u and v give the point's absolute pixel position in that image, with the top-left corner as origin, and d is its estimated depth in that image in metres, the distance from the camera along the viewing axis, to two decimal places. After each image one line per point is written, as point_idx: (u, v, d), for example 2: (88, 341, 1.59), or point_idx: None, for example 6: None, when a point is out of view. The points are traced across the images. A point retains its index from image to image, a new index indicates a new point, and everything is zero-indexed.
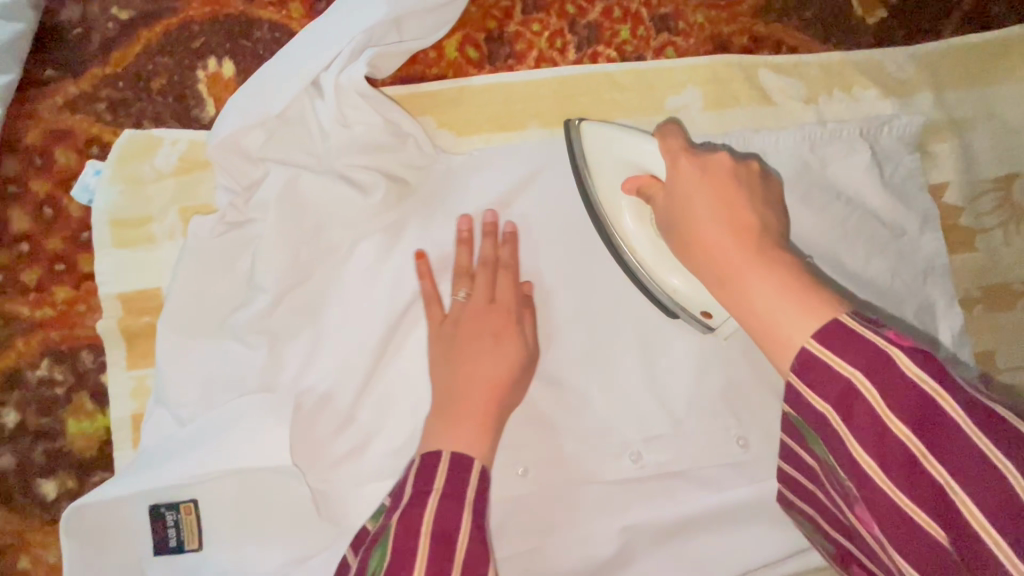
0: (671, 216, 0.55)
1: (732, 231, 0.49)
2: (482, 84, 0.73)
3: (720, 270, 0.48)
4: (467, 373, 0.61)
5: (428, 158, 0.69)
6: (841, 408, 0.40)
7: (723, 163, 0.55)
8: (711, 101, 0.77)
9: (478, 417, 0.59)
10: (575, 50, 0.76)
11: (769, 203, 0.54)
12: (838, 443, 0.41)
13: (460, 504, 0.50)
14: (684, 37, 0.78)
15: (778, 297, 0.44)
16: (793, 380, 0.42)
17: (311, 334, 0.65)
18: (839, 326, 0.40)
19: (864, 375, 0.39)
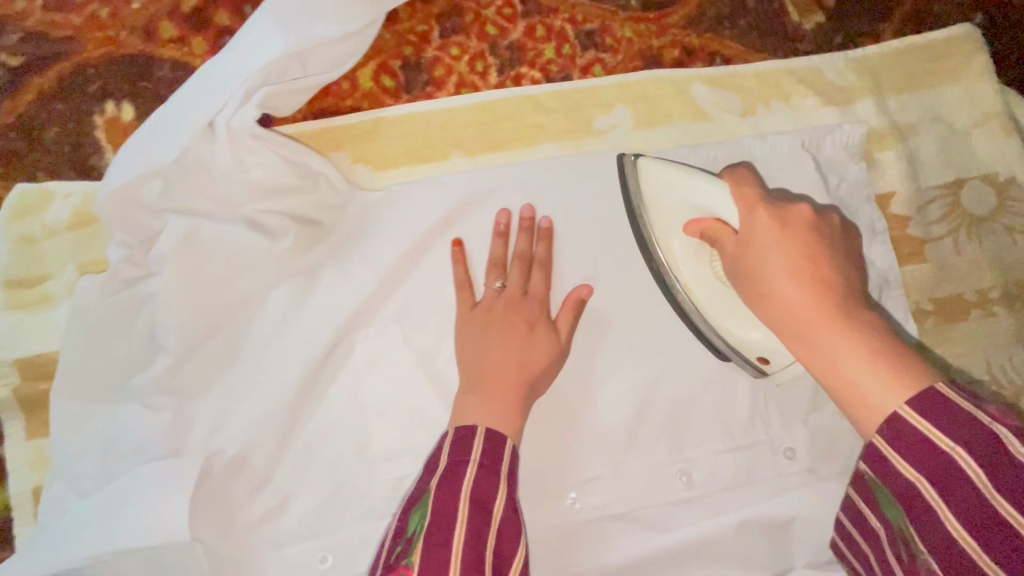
0: (742, 271, 0.58)
1: (813, 293, 0.53)
2: (399, 115, 0.70)
3: (809, 334, 0.53)
4: (503, 355, 0.61)
5: (341, 197, 0.66)
6: (939, 479, 0.45)
7: (806, 216, 0.59)
8: (643, 120, 0.73)
9: (509, 393, 0.59)
10: (497, 73, 0.73)
11: (840, 258, 0.58)
12: (927, 508, 0.46)
13: (496, 477, 0.52)
14: (612, 53, 0.75)
15: (873, 363, 0.49)
16: (884, 445, 0.48)
17: (220, 392, 0.61)
18: (935, 396, 0.46)
19: (964, 448, 0.44)
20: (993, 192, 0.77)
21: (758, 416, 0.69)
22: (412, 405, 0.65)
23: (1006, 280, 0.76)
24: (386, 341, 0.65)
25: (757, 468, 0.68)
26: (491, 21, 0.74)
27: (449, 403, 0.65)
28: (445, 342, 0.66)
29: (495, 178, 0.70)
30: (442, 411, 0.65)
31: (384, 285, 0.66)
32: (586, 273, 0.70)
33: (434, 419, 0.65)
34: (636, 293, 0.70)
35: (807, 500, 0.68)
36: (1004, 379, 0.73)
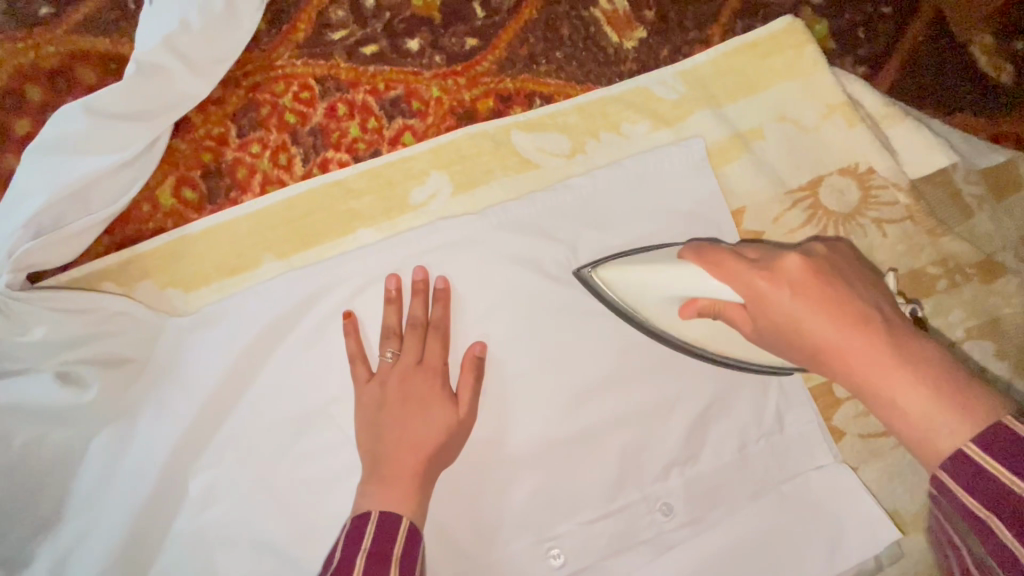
0: (774, 337, 0.55)
1: (857, 337, 0.50)
2: (204, 229, 0.67)
3: (862, 377, 0.50)
4: (399, 433, 0.59)
5: (148, 329, 0.63)
6: (985, 498, 0.40)
7: (797, 266, 0.54)
8: (461, 183, 0.70)
9: (406, 475, 0.57)
10: (303, 162, 0.70)
11: (866, 283, 0.55)
12: (994, 538, 0.40)
13: (390, 562, 0.48)
14: (421, 118, 0.71)
15: (934, 397, 0.46)
16: (947, 481, 0.43)
17: (50, 555, 0.60)
18: (1000, 429, 0.42)
19: (997, 463, 0.40)
20: (854, 186, 0.71)
21: (625, 476, 0.65)
22: (255, 533, 0.62)
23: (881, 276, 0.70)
24: (220, 470, 0.63)
25: (634, 531, 0.64)
26: (289, 108, 0.71)
27: (292, 523, 0.62)
28: (283, 461, 0.64)
29: (310, 276, 0.66)
30: (287, 532, 0.62)
31: (210, 413, 0.64)
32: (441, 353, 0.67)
33: (279, 543, 0.62)
34: None
35: (686, 557, 0.64)
36: None
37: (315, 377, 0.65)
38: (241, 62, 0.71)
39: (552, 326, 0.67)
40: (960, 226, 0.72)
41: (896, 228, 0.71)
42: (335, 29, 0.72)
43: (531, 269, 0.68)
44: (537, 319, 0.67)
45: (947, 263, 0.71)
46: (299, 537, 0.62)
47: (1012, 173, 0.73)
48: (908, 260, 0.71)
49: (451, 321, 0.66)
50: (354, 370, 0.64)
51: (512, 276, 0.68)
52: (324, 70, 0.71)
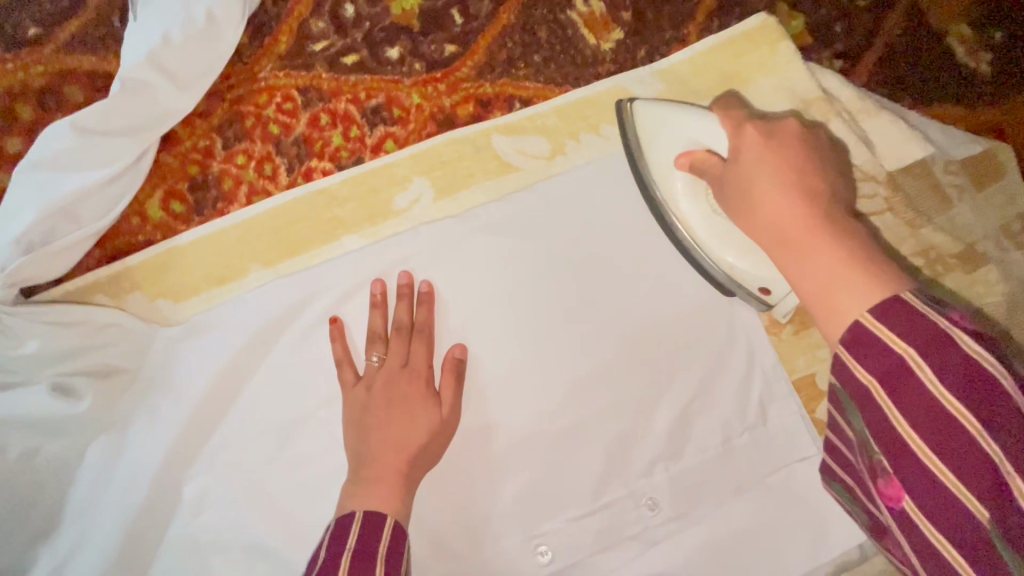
0: (728, 189, 0.54)
1: (795, 201, 0.48)
2: (192, 240, 0.68)
3: (784, 231, 0.47)
4: (384, 436, 0.60)
5: (140, 341, 0.65)
6: (887, 381, 0.40)
7: (796, 132, 0.54)
8: (442, 188, 0.71)
9: (391, 478, 0.58)
10: (287, 172, 0.71)
11: (834, 172, 0.52)
12: (877, 413, 0.41)
13: (373, 560, 0.49)
14: (402, 125, 0.73)
15: (846, 264, 0.43)
16: (841, 351, 0.42)
17: (50, 563, 0.61)
18: (899, 302, 0.39)
19: (920, 353, 0.38)
20: None
21: (611, 473, 0.66)
22: (247, 537, 0.63)
23: None
24: (211, 477, 0.64)
25: (621, 526, 0.65)
26: (273, 120, 0.72)
27: (283, 527, 0.64)
28: (274, 467, 0.65)
29: (296, 284, 0.68)
30: (278, 537, 0.64)
31: (201, 421, 0.65)
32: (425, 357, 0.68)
33: (271, 547, 0.63)
34: None
35: (672, 550, 0.65)
36: None
37: (303, 384, 0.67)
38: (225, 75, 0.72)
39: (536, 327, 0.68)
40: (941, 217, 0.72)
41: (877, 221, 0.71)
42: (316, 40, 0.73)
43: (514, 272, 0.69)
44: (521, 320, 0.68)
45: (928, 254, 0.71)
46: (290, 542, 0.63)
47: (991, 163, 0.74)
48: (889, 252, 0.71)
49: (436, 323, 0.67)
50: (341, 374, 0.65)
51: (495, 278, 0.69)
52: (305, 81, 0.73)
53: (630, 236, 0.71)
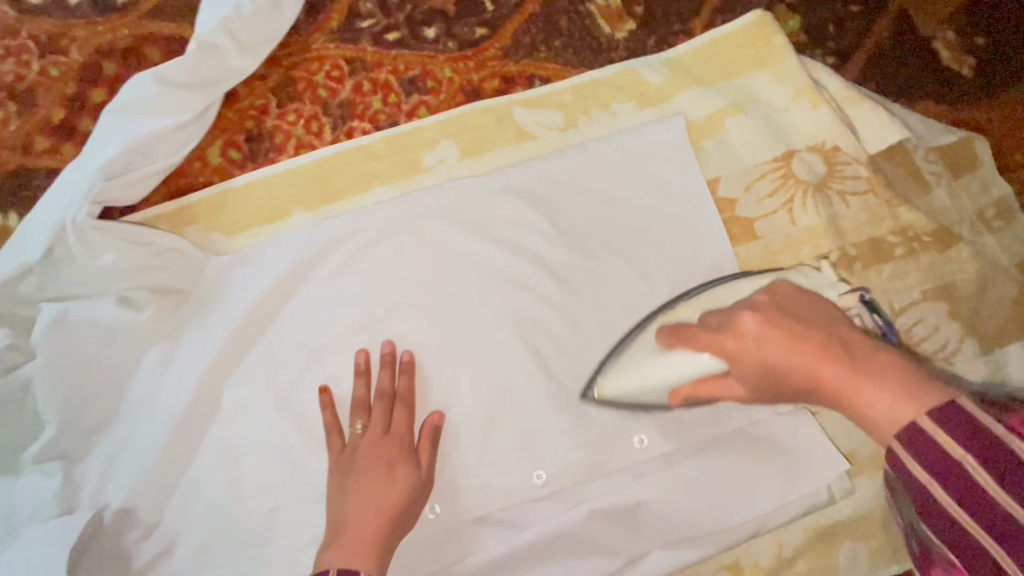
0: (754, 373, 0.61)
1: (812, 363, 0.57)
2: (245, 183, 0.78)
3: (834, 396, 0.56)
4: (368, 501, 0.65)
5: (197, 265, 0.74)
6: (952, 486, 0.47)
7: (753, 323, 0.61)
8: (467, 150, 0.80)
9: (369, 541, 0.63)
10: (331, 130, 0.81)
11: (830, 313, 0.62)
12: (942, 514, 0.48)
13: None
14: (434, 94, 0.82)
15: (897, 399, 0.51)
16: (900, 451, 0.50)
17: (105, 452, 0.70)
18: (950, 410, 0.47)
19: (978, 460, 0.46)
20: (822, 161, 0.79)
21: (603, 409, 0.73)
22: (276, 442, 0.71)
23: (842, 243, 0.78)
24: (248, 389, 0.73)
25: (608, 459, 0.71)
26: (322, 85, 0.82)
27: (308, 435, 0.72)
28: (303, 382, 0.73)
29: (332, 226, 0.76)
30: (304, 443, 0.72)
31: (242, 339, 0.74)
32: (443, 297, 0.76)
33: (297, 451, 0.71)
34: (472, 313, 0.75)
35: (655, 485, 0.71)
36: None
37: (333, 312, 0.75)
38: (283, 45, 0.82)
39: (542, 277, 0.76)
40: (920, 199, 0.79)
41: (859, 201, 0.78)
42: (363, 18, 0.83)
43: (525, 227, 0.78)
44: (528, 270, 0.76)
45: (905, 232, 0.78)
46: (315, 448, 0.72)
47: (968, 152, 0.81)
48: (868, 229, 0.78)
49: (417, 392, 0.73)
50: (329, 440, 0.70)
51: (508, 231, 0.77)
52: (352, 53, 0.83)
53: (630, 201, 0.79)
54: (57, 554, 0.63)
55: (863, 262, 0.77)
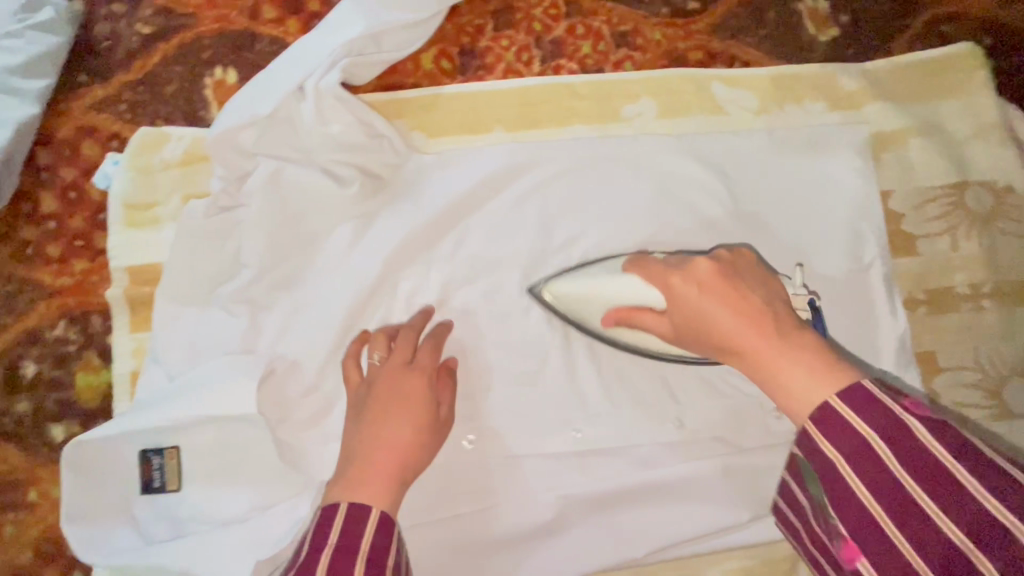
0: (688, 323, 0.59)
1: (738, 320, 0.56)
2: (453, 93, 0.81)
3: (750, 356, 0.55)
4: (381, 450, 0.59)
5: (401, 157, 0.78)
6: (853, 457, 0.46)
7: (707, 268, 0.60)
8: (665, 111, 0.83)
9: (381, 472, 0.58)
10: (540, 63, 0.84)
11: (755, 283, 0.60)
12: (839, 483, 0.47)
13: (354, 557, 0.49)
14: (642, 52, 0.85)
15: (813, 370, 0.51)
16: (811, 428, 0.49)
17: (286, 308, 0.73)
18: (856, 388, 0.48)
19: (880, 436, 0.46)
20: (993, 197, 0.83)
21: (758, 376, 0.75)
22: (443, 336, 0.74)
23: (997, 277, 0.82)
24: (426, 281, 0.76)
25: (747, 423, 0.73)
26: (538, 19, 0.85)
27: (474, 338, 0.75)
28: (477, 287, 0.76)
29: (530, 150, 0.80)
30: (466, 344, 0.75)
31: (429, 235, 0.77)
32: (621, 240, 0.79)
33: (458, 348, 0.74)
34: None
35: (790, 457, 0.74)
36: (985, 368, 0.80)
37: (516, 229, 0.78)
38: None
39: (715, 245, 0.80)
40: None
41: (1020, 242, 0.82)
42: None
43: (706, 195, 0.81)
44: (703, 235, 0.80)
45: None
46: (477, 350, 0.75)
47: None
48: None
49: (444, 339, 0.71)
50: (347, 374, 0.67)
51: (691, 195, 0.81)
52: None
53: (808, 193, 0.82)
54: None
55: (1013, 299, 0.81)
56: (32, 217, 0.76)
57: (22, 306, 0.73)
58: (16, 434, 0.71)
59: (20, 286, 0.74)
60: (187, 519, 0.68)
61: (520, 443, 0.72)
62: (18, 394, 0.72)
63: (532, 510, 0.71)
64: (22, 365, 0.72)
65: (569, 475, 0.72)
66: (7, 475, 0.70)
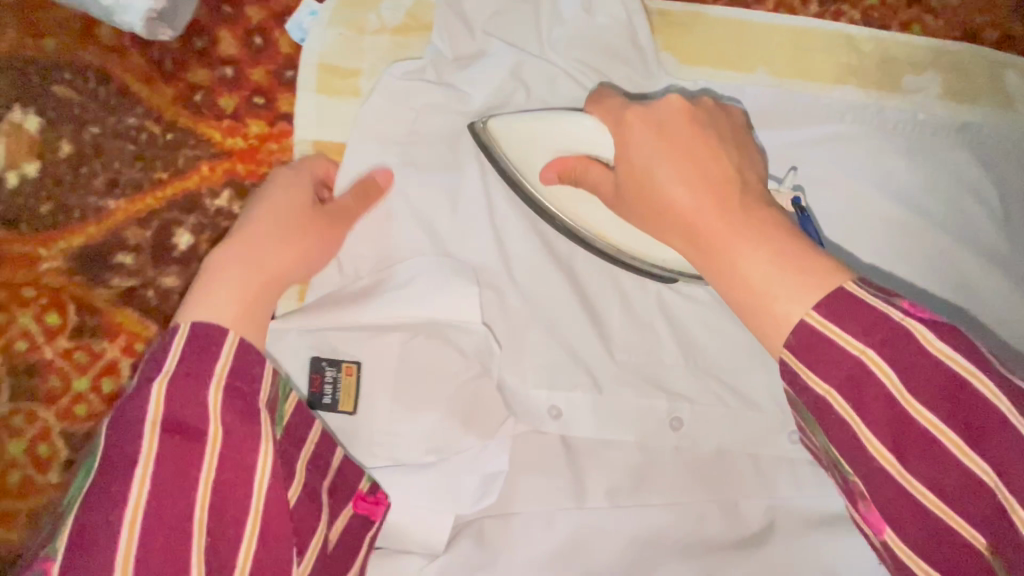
0: (632, 195, 0.51)
1: (693, 190, 0.48)
2: (718, 15, 0.68)
3: (700, 234, 0.47)
4: (239, 253, 0.52)
5: (652, 78, 0.65)
6: (849, 392, 0.38)
7: (677, 108, 0.51)
8: (952, 91, 0.70)
9: (247, 290, 0.51)
10: (818, 3, 0.71)
11: (729, 152, 0.50)
12: (844, 428, 0.39)
13: (201, 386, 0.43)
14: (934, 17, 0.72)
15: (775, 257, 0.43)
16: (791, 359, 0.40)
17: (495, 229, 0.62)
18: (843, 294, 0.38)
19: (877, 353, 0.37)
20: None
21: None
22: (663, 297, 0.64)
23: None
24: None
25: None
26: None
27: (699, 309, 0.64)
28: None
29: (793, 105, 0.68)
30: (688, 314, 0.64)
31: None
32: (878, 228, 0.67)
33: (679, 315, 0.64)
34: (900, 260, 0.67)
35: None
36: None
37: None
38: None
39: (983, 257, 0.68)
40: None
41: None
42: None
43: (983, 197, 0.69)
44: (970, 239, 0.68)
45: None
46: (700, 324, 0.64)
47: None
48: None
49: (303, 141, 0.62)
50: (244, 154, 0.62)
51: (967, 193, 0.69)
52: None
53: None
54: (448, 296, 0.60)
55: None
56: (206, 59, 0.62)
57: (183, 162, 0.61)
58: (160, 314, 0.59)
59: (183, 138, 0.61)
60: (360, 450, 0.60)
61: (733, 437, 0.63)
62: (164, 266, 0.60)
63: (734, 515, 0.61)
64: (174, 232, 0.60)
65: (781, 484, 0.63)
66: (145, 357, 0.59)
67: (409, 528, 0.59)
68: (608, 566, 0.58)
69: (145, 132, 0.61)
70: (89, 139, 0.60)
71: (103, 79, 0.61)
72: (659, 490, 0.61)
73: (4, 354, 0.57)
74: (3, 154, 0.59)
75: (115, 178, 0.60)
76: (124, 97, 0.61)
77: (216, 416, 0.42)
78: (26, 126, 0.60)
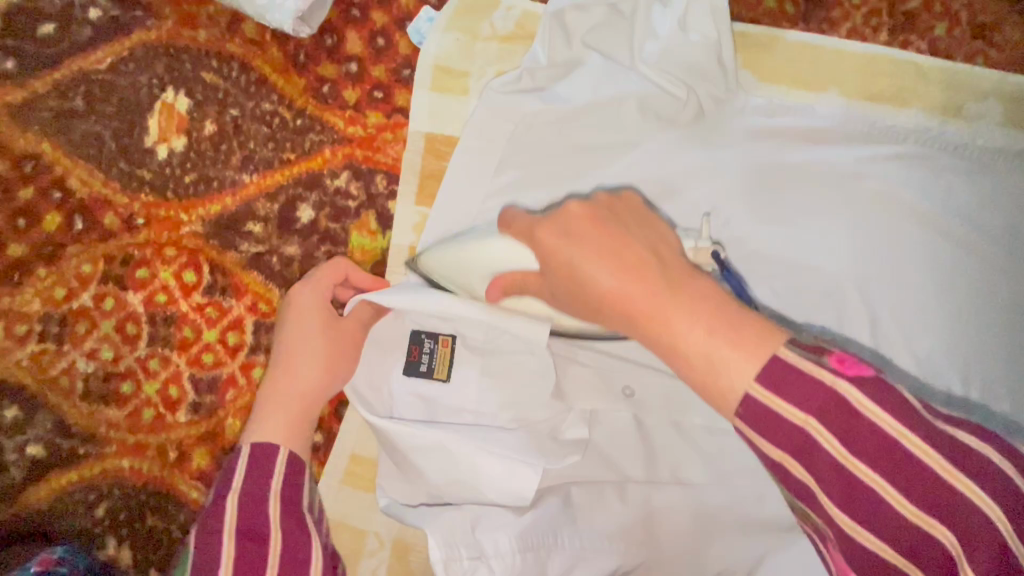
0: (563, 281, 0.49)
1: (619, 274, 0.45)
2: (795, 40, 0.74)
3: (639, 322, 0.44)
4: (284, 385, 0.61)
5: (730, 94, 0.71)
6: (800, 454, 0.38)
7: (580, 211, 0.50)
8: (1011, 119, 0.75)
9: (298, 416, 0.61)
10: (888, 32, 0.76)
11: (636, 231, 0.49)
12: (801, 486, 0.39)
13: (261, 500, 0.53)
14: (998, 50, 0.77)
15: (714, 330, 0.40)
16: (744, 427, 0.40)
17: None
18: (779, 365, 0.38)
19: (817, 418, 0.37)
20: None
21: None
22: None
23: None
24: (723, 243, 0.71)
25: None
26: None
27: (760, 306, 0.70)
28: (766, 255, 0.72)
29: (862, 125, 0.73)
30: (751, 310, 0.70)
31: (736, 188, 0.72)
32: (941, 240, 0.70)
33: None
34: (961, 272, 0.70)
35: None
36: None
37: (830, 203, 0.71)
38: None
39: None
40: None
41: None
42: None
43: None
44: None
45: None
46: None
47: None
48: None
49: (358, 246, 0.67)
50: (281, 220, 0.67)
51: None
52: None
53: None
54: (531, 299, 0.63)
55: None
56: (334, 55, 0.70)
57: (309, 145, 0.68)
58: (283, 278, 0.67)
59: (309, 124, 0.69)
60: (448, 415, 0.65)
61: None
62: (288, 237, 0.67)
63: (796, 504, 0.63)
64: (299, 207, 0.67)
65: None
66: (266, 315, 0.66)
67: (487, 488, 0.61)
68: (669, 535, 0.63)
69: (277, 117, 0.69)
70: (229, 120, 0.68)
71: (244, 69, 0.69)
72: (721, 473, 0.65)
73: (146, 304, 0.65)
74: (154, 129, 0.67)
75: (249, 156, 0.68)
76: (261, 85, 0.69)
77: (274, 523, 0.51)
78: (177, 106, 0.68)
